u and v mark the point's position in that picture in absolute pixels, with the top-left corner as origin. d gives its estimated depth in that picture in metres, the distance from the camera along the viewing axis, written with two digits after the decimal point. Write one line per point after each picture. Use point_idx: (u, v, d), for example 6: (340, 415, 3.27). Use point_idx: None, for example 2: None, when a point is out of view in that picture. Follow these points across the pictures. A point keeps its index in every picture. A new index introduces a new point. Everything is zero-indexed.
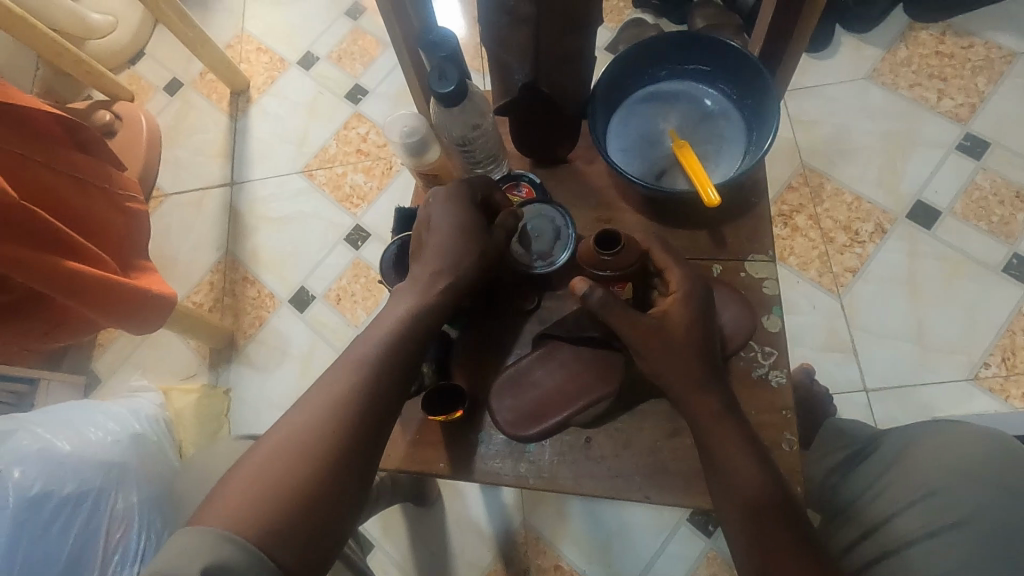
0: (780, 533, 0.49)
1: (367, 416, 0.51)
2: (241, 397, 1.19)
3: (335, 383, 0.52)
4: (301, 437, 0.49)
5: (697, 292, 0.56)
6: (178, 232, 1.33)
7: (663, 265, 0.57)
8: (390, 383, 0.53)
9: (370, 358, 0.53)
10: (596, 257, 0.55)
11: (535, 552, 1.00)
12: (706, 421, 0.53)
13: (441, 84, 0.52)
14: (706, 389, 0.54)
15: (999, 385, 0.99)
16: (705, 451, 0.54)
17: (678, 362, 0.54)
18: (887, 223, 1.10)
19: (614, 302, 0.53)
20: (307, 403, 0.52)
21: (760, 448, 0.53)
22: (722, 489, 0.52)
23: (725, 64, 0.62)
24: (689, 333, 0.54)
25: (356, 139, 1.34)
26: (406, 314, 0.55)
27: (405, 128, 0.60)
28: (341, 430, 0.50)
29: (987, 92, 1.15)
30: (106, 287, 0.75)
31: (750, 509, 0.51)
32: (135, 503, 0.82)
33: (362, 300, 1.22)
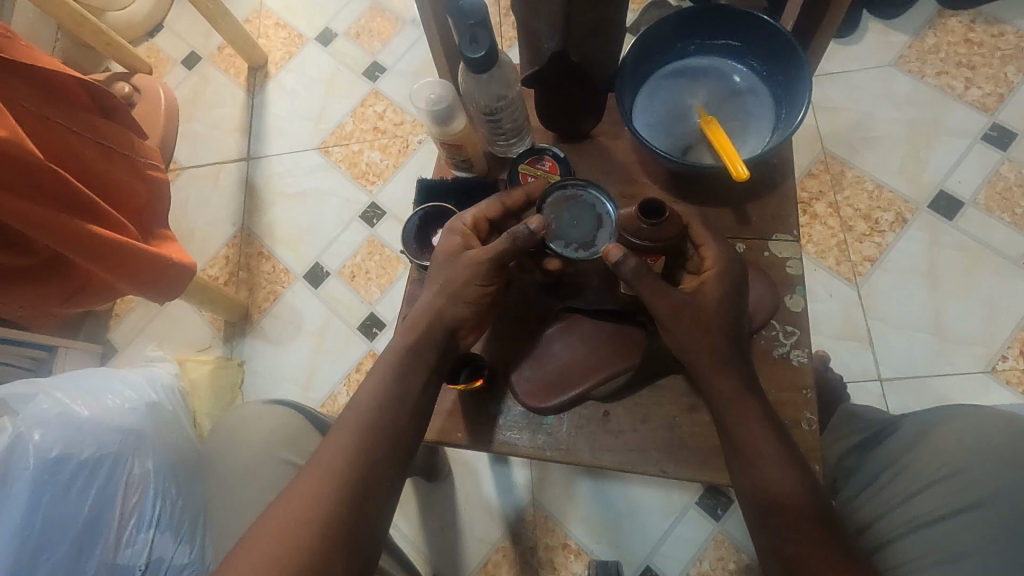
0: (800, 510, 0.49)
1: (377, 464, 0.51)
2: (254, 370, 1.21)
3: (336, 447, 0.51)
4: (309, 504, 0.48)
5: (733, 271, 0.55)
6: (194, 205, 1.33)
7: (700, 241, 0.56)
8: (396, 429, 0.53)
9: (372, 416, 0.53)
10: (638, 225, 0.53)
11: (543, 531, 1.01)
12: (727, 397, 0.53)
13: (471, 49, 0.52)
14: (728, 366, 0.54)
15: (1016, 377, 0.98)
16: (724, 430, 0.53)
17: (708, 339, 0.53)
18: (909, 213, 1.08)
19: (646, 272, 0.53)
20: (310, 472, 0.50)
21: (781, 428, 0.53)
22: (742, 465, 0.52)
23: (755, 39, 0.61)
24: (719, 309, 0.54)
25: (372, 117, 1.33)
26: (398, 360, 0.55)
27: (431, 95, 0.60)
28: (351, 490, 0.50)
29: (1016, 82, 1.13)
30: (128, 253, 0.76)
31: (769, 490, 0.50)
32: (150, 469, 0.83)
33: (376, 277, 1.23)
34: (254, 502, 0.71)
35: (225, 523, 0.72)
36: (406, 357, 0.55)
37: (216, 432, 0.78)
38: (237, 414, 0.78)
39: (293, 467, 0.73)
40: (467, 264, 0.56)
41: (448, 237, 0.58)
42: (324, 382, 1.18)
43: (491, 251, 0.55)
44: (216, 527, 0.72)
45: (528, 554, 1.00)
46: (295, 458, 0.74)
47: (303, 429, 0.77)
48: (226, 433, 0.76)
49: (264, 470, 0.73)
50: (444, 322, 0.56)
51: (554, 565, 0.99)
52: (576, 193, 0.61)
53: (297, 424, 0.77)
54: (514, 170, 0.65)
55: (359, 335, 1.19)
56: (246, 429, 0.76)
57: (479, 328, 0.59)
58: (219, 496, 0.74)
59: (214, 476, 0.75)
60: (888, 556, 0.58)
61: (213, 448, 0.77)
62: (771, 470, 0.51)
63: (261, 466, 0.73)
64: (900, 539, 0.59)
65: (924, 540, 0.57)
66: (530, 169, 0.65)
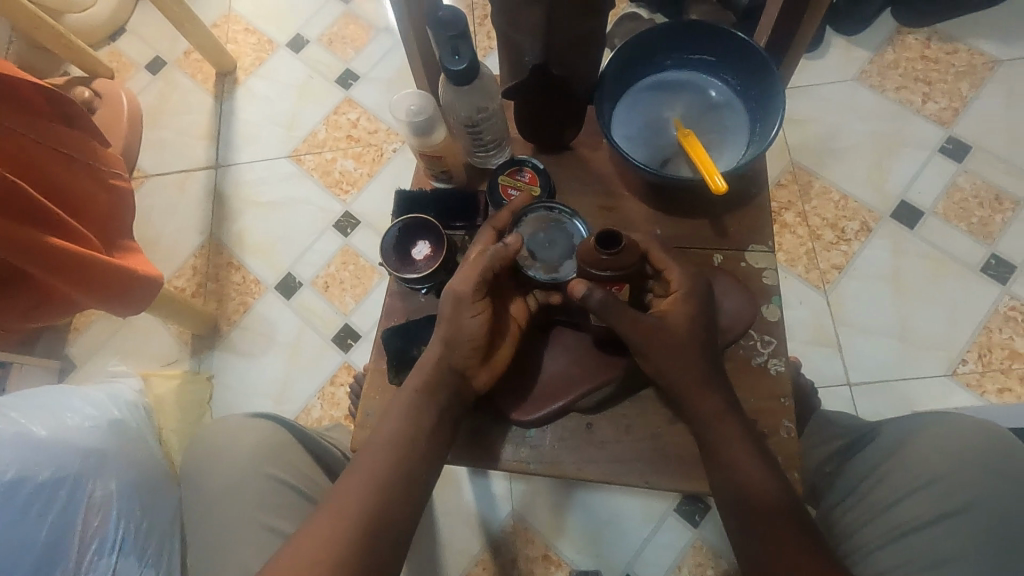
0: (781, 524, 0.50)
1: (393, 507, 0.50)
2: (225, 384, 1.17)
3: (356, 489, 0.50)
4: (329, 549, 0.47)
5: (699, 290, 0.56)
6: (160, 215, 1.30)
7: (662, 265, 0.56)
8: (410, 472, 0.52)
9: (392, 459, 0.52)
10: (596, 257, 0.52)
11: (523, 542, 1.01)
12: (710, 417, 0.54)
13: (454, 62, 0.52)
14: (709, 387, 0.54)
15: (975, 380, 1.02)
16: (709, 450, 0.54)
17: (683, 358, 0.54)
18: (873, 221, 1.12)
19: (613, 302, 0.53)
20: (328, 514, 0.49)
21: (761, 442, 0.54)
22: (726, 484, 0.52)
23: (730, 55, 0.62)
24: (691, 331, 0.55)
25: (346, 125, 1.32)
26: (410, 405, 0.54)
27: (411, 107, 0.58)
28: (370, 535, 0.49)
29: (970, 97, 1.19)
30: (90, 266, 0.73)
31: (756, 510, 0.50)
32: (114, 489, 0.79)
33: (351, 287, 1.20)
34: (240, 522, 0.67)
35: (208, 542, 0.68)
36: (416, 401, 0.54)
37: (192, 448, 0.73)
38: (217, 428, 0.73)
39: (282, 483, 0.69)
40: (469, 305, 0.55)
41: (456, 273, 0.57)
42: (298, 394, 1.15)
43: (470, 277, 0.55)
44: (198, 550, 0.68)
45: (509, 565, 1.00)
46: (288, 476, 0.70)
47: (288, 443, 0.72)
48: (199, 451, 0.72)
49: (248, 487, 0.68)
50: (452, 365, 0.55)
51: None
52: (556, 217, 0.62)
53: (282, 437, 0.72)
54: (495, 181, 0.65)
55: (333, 347, 1.17)
56: (228, 447, 0.71)
57: (490, 362, 0.57)
58: (201, 514, 0.69)
59: (196, 494, 0.70)
60: (876, 561, 0.59)
61: (191, 467, 0.72)
62: (760, 492, 0.51)
63: (249, 484, 0.68)
64: (888, 545, 0.60)
65: (913, 545, 0.58)
66: (510, 180, 0.65)
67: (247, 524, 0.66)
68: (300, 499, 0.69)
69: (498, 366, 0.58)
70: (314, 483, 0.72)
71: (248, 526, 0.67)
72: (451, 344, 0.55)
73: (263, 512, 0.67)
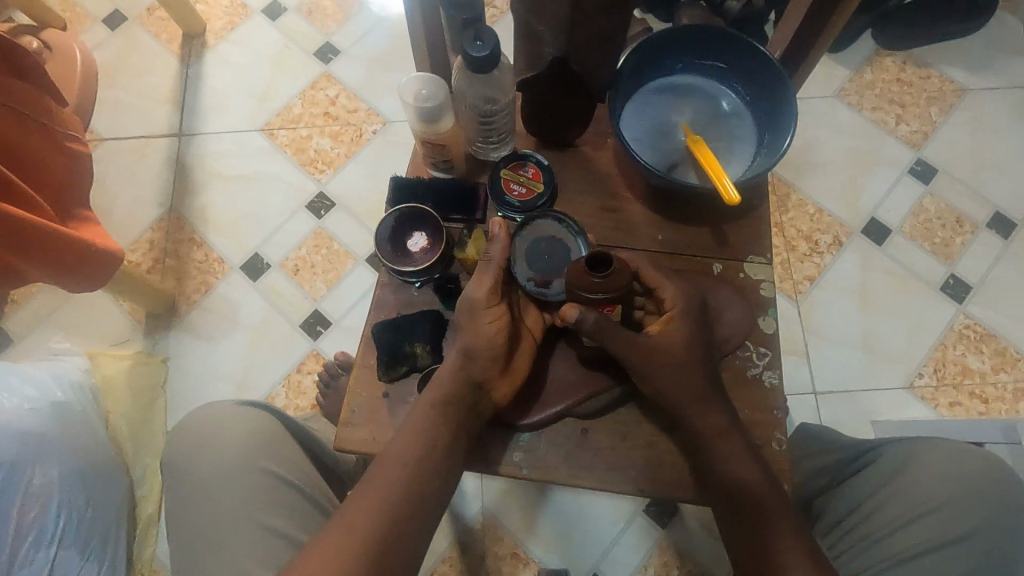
0: (779, 542, 0.50)
1: (408, 527, 0.51)
2: (181, 367, 1.11)
3: (369, 508, 0.50)
4: (339, 563, 0.48)
5: (692, 307, 0.55)
6: (114, 183, 1.21)
7: (655, 283, 0.55)
8: (423, 489, 0.52)
9: (407, 478, 0.52)
10: (588, 281, 0.50)
11: (493, 539, 1.00)
12: (712, 435, 0.54)
13: (475, 48, 0.49)
14: (712, 404, 0.54)
15: (930, 394, 1.08)
16: (711, 468, 0.54)
17: (681, 377, 0.54)
18: (845, 236, 1.16)
19: (607, 326, 0.52)
20: (342, 527, 0.50)
21: (760, 457, 0.54)
22: (728, 501, 0.52)
23: (742, 63, 0.61)
24: (690, 349, 0.54)
25: (323, 101, 1.25)
26: (424, 421, 0.54)
27: (422, 91, 0.54)
28: (381, 552, 0.49)
29: (939, 122, 1.24)
30: (42, 235, 0.66)
31: (757, 528, 0.51)
32: (52, 478, 0.84)
33: (322, 272, 1.15)
34: (235, 521, 0.62)
35: (197, 543, 0.63)
36: (431, 416, 0.54)
37: (170, 442, 0.68)
38: (200, 420, 0.68)
39: (276, 479, 0.65)
40: (490, 319, 0.55)
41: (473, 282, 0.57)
42: (261, 381, 1.10)
43: (483, 285, 0.55)
44: (184, 552, 0.63)
45: (476, 563, 0.99)
46: (281, 470, 0.66)
47: (280, 436, 0.68)
48: (174, 441, 0.67)
49: (239, 484, 0.64)
50: (471, 380, 0.55)
51: None
52: (564, 233, 0.61)
53: (275, 431, 0.68)
54: (496, 175, 0.63)
55: (301, 333, 1.12)
56: (215, 441, 0.66)
57: (509, 374, 0.57)
58: (188, 512, 0.64)
59: (180, 491, 0.65)
60: None
61: (174, 463, 0.66)
62: (762, 511, 0.51)
63: (239, 478, 0.64)
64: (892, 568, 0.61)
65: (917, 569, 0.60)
66: (513, 174, 0.63)
67: (242, 524, 0.62)
68: (296, 496, 0.65)
69: (517, 380, 0.57)
70: (309, 479, 0.68)
71: (244, 527, 0.62)
72: (467, 357, 0.55)
73: (256, 510, 0.63)
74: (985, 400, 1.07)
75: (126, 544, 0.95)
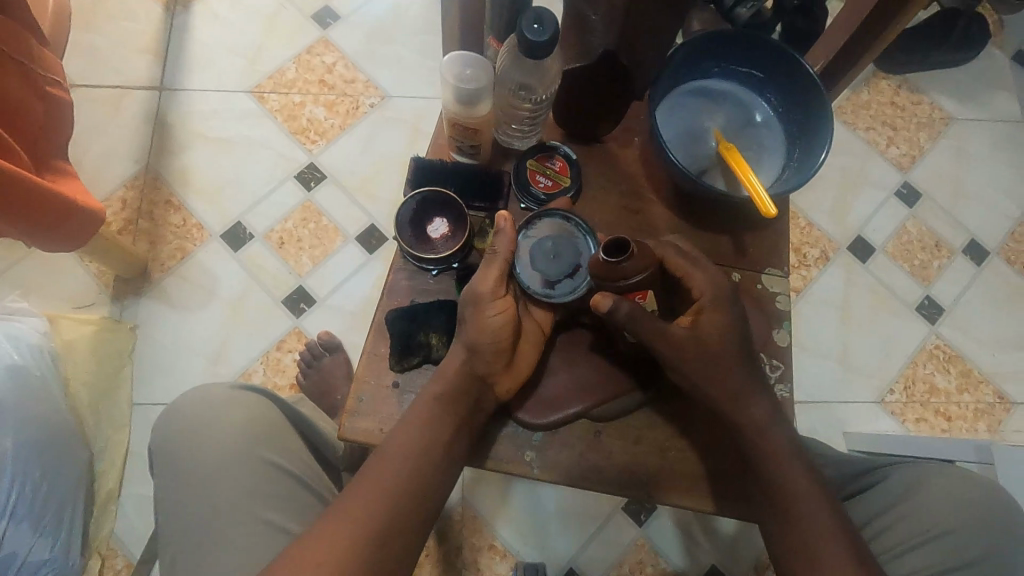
0: (823, 535, 0.51)
1: (414, 513, 0.50)
2: (151, 337, 1.04)
3: (373, 492, 0.49)
4: (333, 553, 0.46)
5: (727, 294, 0.54)
6: (86, 134, 1.12)
7: (683, 272, 0.55)
8: (428, 478, 0.52)
9: (408, 470, 0.51)
10: (611, 267, 0.50)
11: (471, 530, 0.99)
12: (760, 424, 0.54)
13: (535, 31, 0.48)
14: (754, 394, 0.54)
15: (899, 409, 1.12)
16: (753, 459, 0.54)
17: (726, 369, 0.54)
18: (831, 251, 1.19)
19: (641, 314, 0.52)
20: (338, 517, 0.48)
21: (802, 450, 0.54)
22: (771, 491, 0.53)
23: (779, 74, 0.61)
24: (724, 340, 0.54)
25: (320, 68, 1.19)
26: (428, 409, 0.54)
27: (465, 70, 0.54)
28: (376, 544, 0.47)
29: (926, 147, 1.28)
30: (23, 189, 0.61)
31: (799, 518, 0.52)
32: (10, 449, 0.81)
33: (309, 247, 1.10)
34: (232, 512, 0.60)
35: (190, 532, 0.60)
36: (436, 405, 0.54)
37: (163, 427, 0.65)
38: (196, 404, 0.66)
39: (277, 468, 0.64)
40: (493, 312, 0.54)
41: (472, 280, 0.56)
42: (237, 357, 1.04)
43: (488, 279, 0.55)
44: (175, 541, 0.60)
45: (452, 554, 0.98)
46: (282, 459, 0.64)
47: (280, 425, 0.67)
48: (169, 418, 0.66)
49: (236, 473, 0.62)
50: (475, 374, 0.55)
51: (478, 566, 0.98)
52: (573, 230, 0.59)
53: (275, 419, 0.67)
54: (522, 164, 0.62)
55: (283, 310, 1.07)
56: (212, 427, 0.64)
57: (512, 369, 0.56)
58: (182, 500, 0.61)
59: (174, 477, 0.62)
60: None
61: (168, 448, 0.64)
62: (808, 503, 0.52)
63: (237, 466, 0.62)
64: None
65: None
66: (540, 166, 0.62)
67: (239, 515, 0.60)
68: (296, 486, 0.64)
69: (519, 375, 0.57)
70: (308, 469, 0.67)
71: (241, 518, 0.60)
72: (471, 351, 0.55)
73: (255, 500, 0.61)
74: (949, 418, 1.12)
75: (82, 521, 0.90)
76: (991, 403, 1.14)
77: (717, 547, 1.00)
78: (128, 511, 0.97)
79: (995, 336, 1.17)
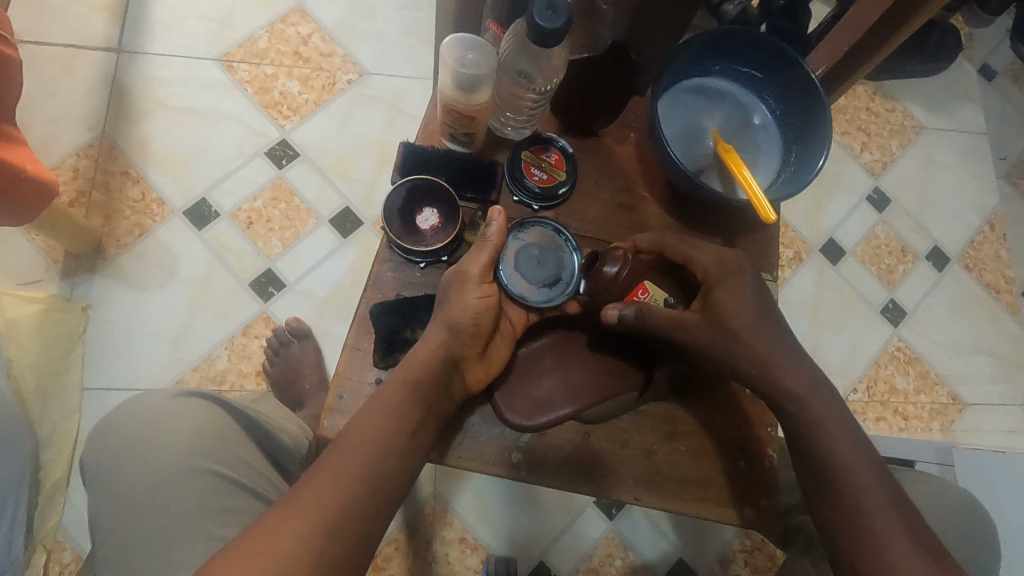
0: (870, 502, 0.50)
1: (383, 498, 0.47)
2: (104, 318, 0.98)
3: (341, 472, 0.46)
4: (291, 533, 0.42)
5: (735, 263, 0.55)
6: (34, 95, 1.04)
7: (690, 254, 0.55)
8: (399, 463, 0.49)
9: (373, 456, 0.48)
10: (596, 275, 0.55)
11: (441, 524, 0.97)
12: (801, 395, 0.53)
13: (548, 17, 0.46)
14: (791, 364, 0.54)
15: (861, 408, 1.16)
16: (792, 428, 0.54)
17: (756, 343, 0.53)
18: (805, 252, 1.22)
19: (648, 311, 0.52)
20: (290, 505, 0.44)
21: (847, 417, 0.53)
22: (819, 462, 0.52)
23: (779, 76, 0.60)
24: (745, 313, 0.53)
25: (294, 39, 1.13)
26: (403, 392, 0.51)
27: (467, 55, 0.53)
28: (331, 535, 0.43)
29: (897, 154, 1.31)
30: None
31: (842, 487, 0.51)
32: None
33: (279, 228, 1.04)
34: (176, 528, 0.57)
35: (131, 548, 0.56)
36: (408, 391, 0.51)
37: (102, 435, 0.61)
38: (137, 414, 0.61)
39: (229, 482, 0.60)
40: (474, 298, 0.53)
41: (458, 264, 0.54)
42: (198, 342, 0.99)
43: (476, 263, 0.54)
44: (118, 555, 0.56)
45: (422, 546, 0.96)
46: (231, 472, 0.60)
47: (233, 434, 0.63)
48: (114, 423, 0.61)
49: (180, 488, 0.58)
50: (450, 357, 0.53)
51: (448, 559, 0.96)
52: (560, 244, 0.58)
53: (224, 427, 0.63)
54: (517, 155, 0.60)
55: (250, 294, 1.01)
56: (154, 438, 0.60)
57: (485, 358, 0.55)
58: (124, 514, 0.57)
59: (114, 494, 0.58)
60: None
61: (111, 459, 0.60)
62: (857, 469, 0.51)
63: (181, 480, 0.58)
64: None
65: None
66: (534, 158, 0.60)
67: (185, 531, 0.56)
68: (249, 500, 0.60)
69: (492, 367, 0.55)
70: (263, 480, 0.63)
71: (186, 534, 0.56)
72: (445, 339, 0.53)
73: (202, 517, 0.57)
74: (906, 417, 1.17)
75: (27, 511, 0.84)
76: (945, 404, 1.19)
77: (684, 540, 1.02)
78: (77, 501, 0.91)
79: (952, 340, 1.22)
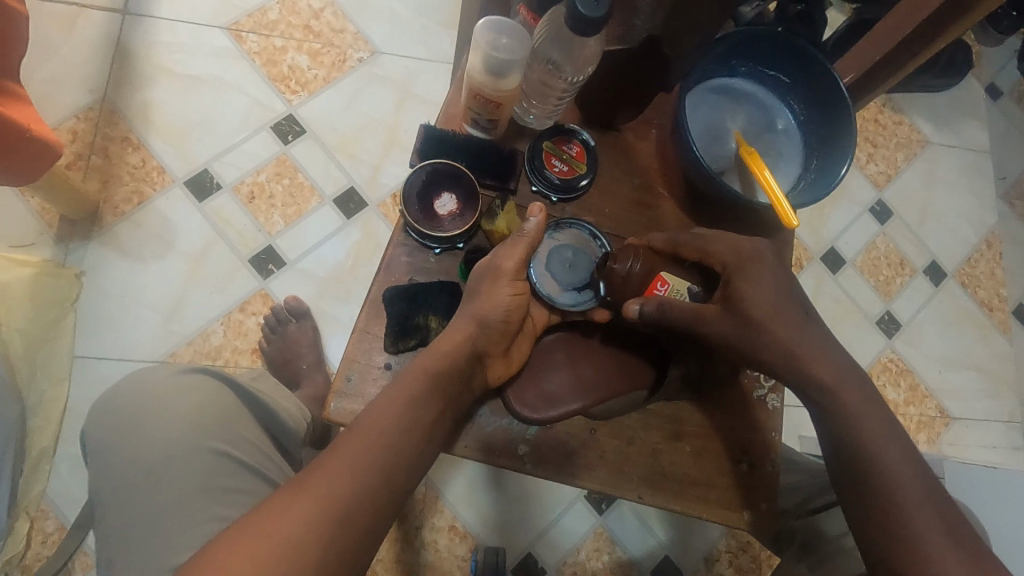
0: (903, 494, 0.50)
1: (392, 490, 0.46)
2: (97, 286, 0.96)
3: (352, 460, 0.46)
4: (300, 520, 0.42)
5: (761, 258, 0.55)
6: (33, 52, 1.00)
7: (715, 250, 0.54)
8: (411, 455, 0.48)
9: (386, 446, 0.47)
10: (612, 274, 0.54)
11: (431, 511, 0.97)
12: (830, 385, 0.53)
13: (589, 6, 0.45)
14: (820, 356, 0.53)
15: None
16: (823, 415, 0.54)
17: (783, 335, 0.53)
18: (805, 259, 1.23)
19: (667, 306, 0.52)
20: (300, 491, 0.43)
21: (879, 406, 0.53)
22: (851, 450, 0.52)
23: (806, 82, 0.60)
24: (772, 308, 0.53)
25: (306, 12, 1.10)
26: (420, 383, 0.50)
27: (501, 39, 0.52)
28: (339, 524, 0.43)
29: (902, 167, 1.32)
30: None
31: (865, 478, 0.51)
32: None
33: (281, 204, 1.03)
34: (176, 504, 0.56)
35: (131, 521, 0.56)
36: (427, 382, 0.50)
37: (105, 407, 0.60)
38: (142, 387, 0.60)
39: (231, 460, 0.59)
40: (506, 295, 0.53)
41: (491, 256, 0.55)
42: (194, 315, 0.97)
43: (513, 258, 0.53)
44: (116, 528, 0.56)
45: (412, 533, 0.96)
46: (233, 449, 0.59)
47: (235, 411, 0.62)
48: (117, 394, 0.60)
49: (182, 464, 0.57)
50: (473, 348, 0.52)
51: (437, 546, 0.96)
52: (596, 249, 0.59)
53: (228, 404, 0.62)
54: (538, 145, 0.59)
55: (249, 270, 1.00)
56: (157, 411, 0.59)
57: (507, 356, 0.55)
58: (123, 487, 0.56)
59: (109, 472, 0.57)
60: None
61: (112, 431, 0.59)
62: (888, 456, 0.51)
63: (183, 455, 0.57)
64: None
65: None
66: (556, 149, 0.59)
67: (183, 508, 0.55)
68: (251, 480, 0.59)
69: (513, 365, 0.56)
70: (263, 459, 0.61)
71: (185, 511, 0.55)
72: (472, 336, 0.52)
73: (201, 495, 0.56)
74: None
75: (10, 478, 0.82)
76: (932, 417, 1.21)
77: (671, 538, 1.02)
78: (62, 470, 0.90)
79: (942, 353, 1.24)
